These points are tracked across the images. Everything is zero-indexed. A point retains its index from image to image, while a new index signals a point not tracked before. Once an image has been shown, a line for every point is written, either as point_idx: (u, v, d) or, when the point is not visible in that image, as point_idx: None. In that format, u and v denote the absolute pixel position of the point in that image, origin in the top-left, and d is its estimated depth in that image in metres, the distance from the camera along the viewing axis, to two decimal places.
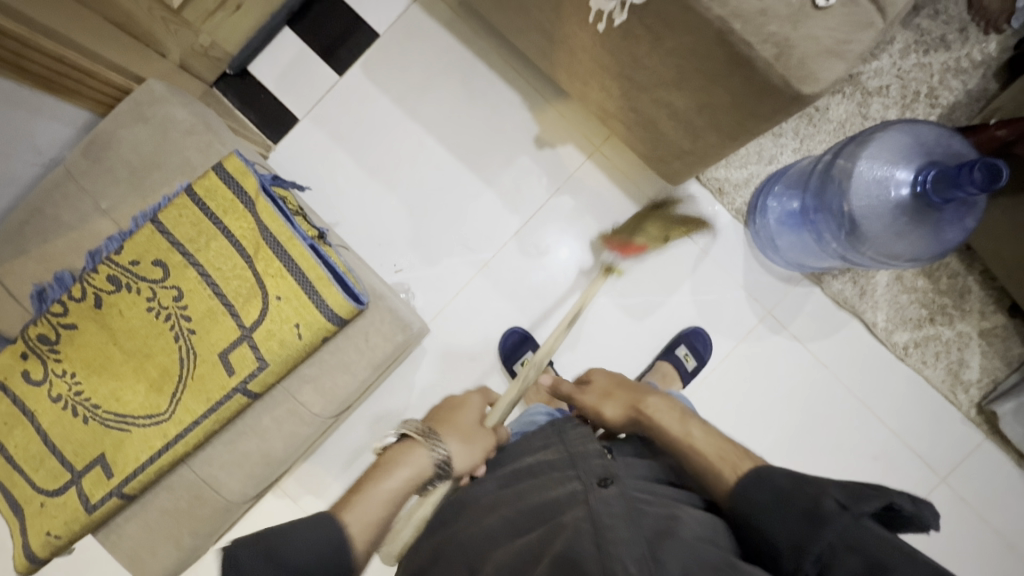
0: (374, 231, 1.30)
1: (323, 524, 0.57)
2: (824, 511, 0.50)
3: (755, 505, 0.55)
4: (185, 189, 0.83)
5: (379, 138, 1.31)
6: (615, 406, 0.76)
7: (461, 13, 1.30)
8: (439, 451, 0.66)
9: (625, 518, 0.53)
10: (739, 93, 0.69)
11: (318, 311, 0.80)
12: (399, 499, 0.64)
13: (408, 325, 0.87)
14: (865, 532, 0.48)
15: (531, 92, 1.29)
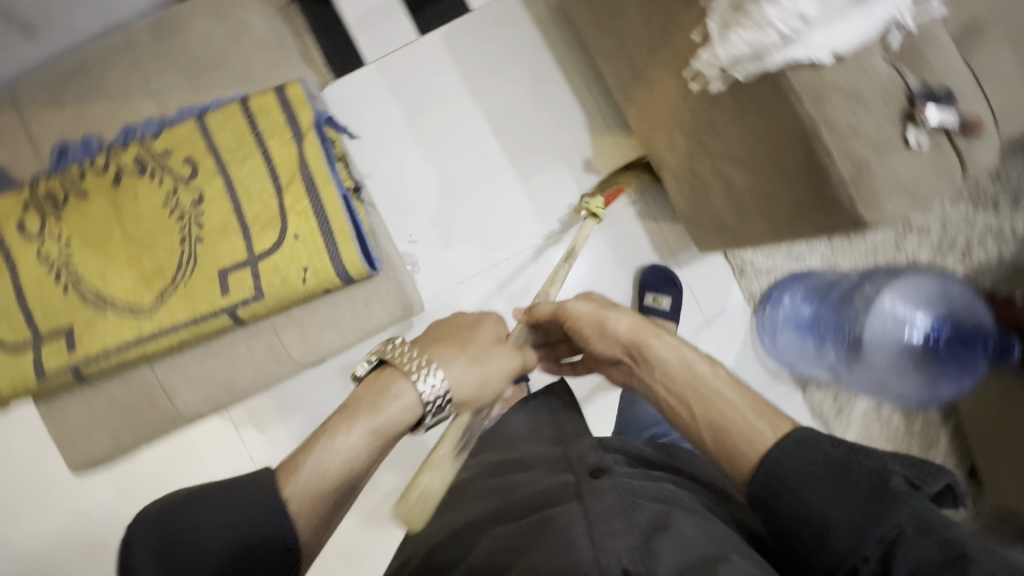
0: (401, 196, 1.29)
1: (239, 486, 0.53)
2: (889, 488, 0.51)
3: (793, 472, 0.55)
4: (239, 100, 0.81)
5: (437, 108, 1.30)
6: (626, 324, 0.73)
7: (555, 17, 1.30)
8: (422, 382, 0.61)
9: (618, 512, 0.55)
10: (802, 196, 0.69)
11: (330, 261, 0.78)
12: (351, 453, 0.58)
13: (409, 304, 0.87)
14: (928, 512, 0.49)
15: (595, 116, 1.29)
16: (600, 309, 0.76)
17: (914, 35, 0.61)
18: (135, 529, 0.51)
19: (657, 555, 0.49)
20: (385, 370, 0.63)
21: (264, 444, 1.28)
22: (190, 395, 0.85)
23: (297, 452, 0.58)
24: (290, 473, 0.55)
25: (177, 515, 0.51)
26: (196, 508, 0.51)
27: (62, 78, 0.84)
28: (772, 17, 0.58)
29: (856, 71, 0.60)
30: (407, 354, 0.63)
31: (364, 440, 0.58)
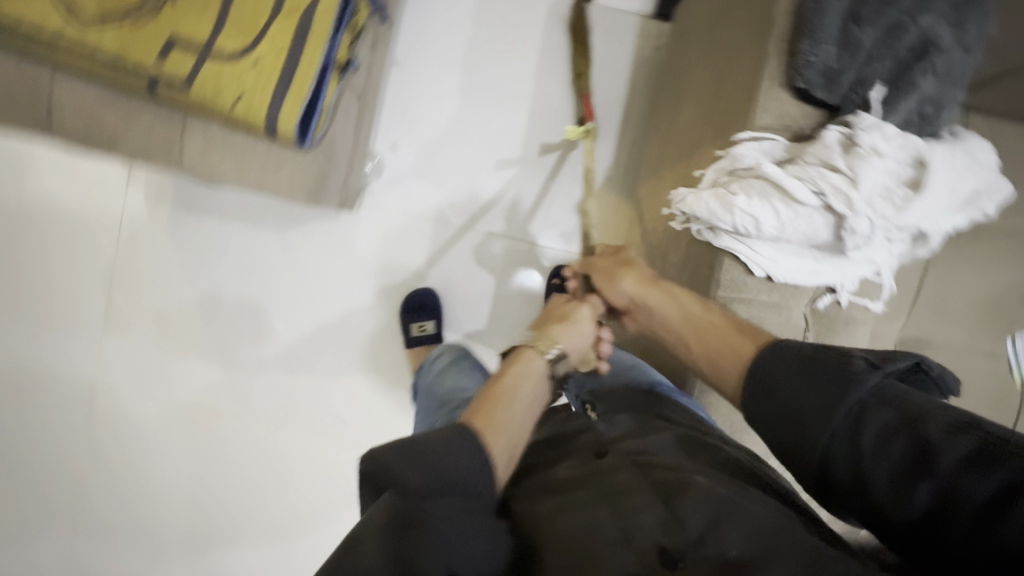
0: (413, 107, 1.29)
1: (451, 427, 0.53)
2: (852, 375, 0.51)
3: (779, 376, 0.56)
4: None
5: (496, 59, 1.29)
6: (631, 279, 0.71)
7: (650, 68, 1.28)
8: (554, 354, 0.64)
9: (637, 487, 0.55)
10: None
11: (267, 109, 0.75)
12: (524, 400, 0.59)
13: (314, 193, 0.86)
14: (885, 386, 0.50)
15: (617, 169, 1.29)
16: (609, 265, 0.76)
17: (840, 309, 0.61)
18: (382, 452, 0.50)
19: (685, 517, 0.51)
20: (522, 348, 0.65)
21: (148, 212, 1.29)
22: (72, 124, 0.82)
23: (478, 403, 0.57)
24: (479, 419, 0.55)
25: (420, 445, 0.50)
26: (432, 445, 0.51)
27: None
28: (736, 209, 0.56)
29: (771, 301, 0.61)
30: (540, 338, 0.66)
31: (531, 401, 0.60)
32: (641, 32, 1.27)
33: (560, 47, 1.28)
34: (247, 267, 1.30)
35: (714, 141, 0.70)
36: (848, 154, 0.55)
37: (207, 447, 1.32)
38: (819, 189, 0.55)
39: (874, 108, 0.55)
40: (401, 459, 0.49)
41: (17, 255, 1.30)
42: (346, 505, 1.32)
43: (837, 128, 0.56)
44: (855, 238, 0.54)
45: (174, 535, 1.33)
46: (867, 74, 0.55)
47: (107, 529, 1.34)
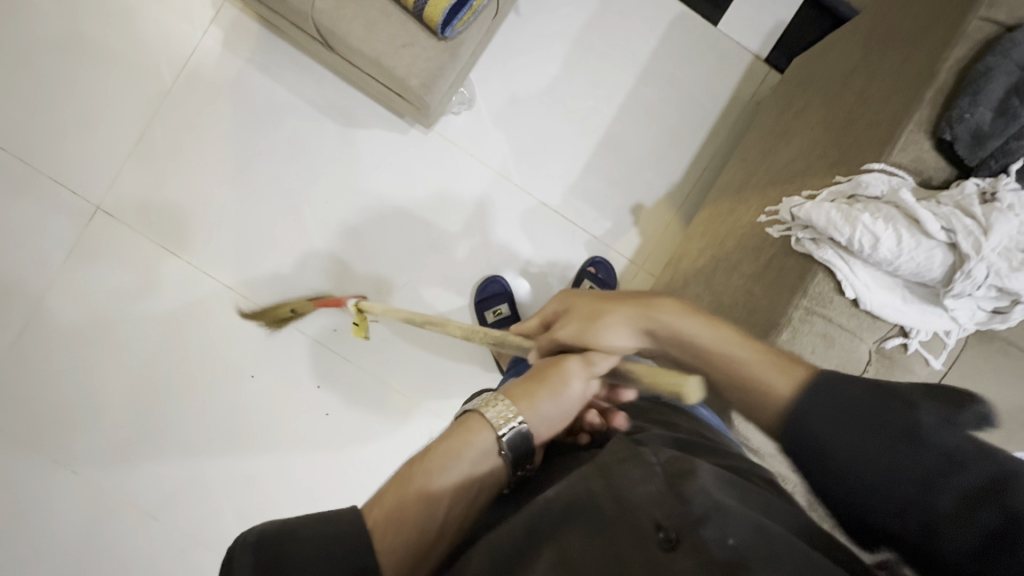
0: (515, 58, 1.29)
1: (331, 527, 0.47)
2: (919, 428, 0.45)
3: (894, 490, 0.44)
4: None
5: (609, 44, 1.31)
6: (620, 327, 0.63)
7: (744, 108, 1.32)
8: (508, 429, 0.57)
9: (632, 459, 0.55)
10: None
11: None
12: (435, 499, 0.52)
13: (428, 85, 0.82)
14: (964, 441, 0.44)
15: (684, 188, 1.32)
16: (581, 316, 0.66)
17: (906, 352, 0.69)
18: (243, 548, 0.45)
19: (691, 498, 0.49)
20: (471, 417, 0.59)
21: (222, 57, 1.24)
22: None
23: (387, 486, 0.52)
24: (377, 512, 0.49)
25: (281, 548, 0.45)
26: (298, 549, 0.45)
27: None
28: (860, 223, 0.64)
29: (847, 326, 0.68)
30: (499, 405, 0.59)
31: (453, 490, 0.53)
32: (746, 72, 1.32)
33: (673, 56, 1.31)
34: (295, 149, 1.27)
35: (832, 171, 0.73)
36: (983, 205, 0.64)
37: (186, 310, 1.25)
38: (949, 227, 0.64)
39: (1009, 176, 0.66)
40: (249, 572, 0.44)
41: (68, 49, 1.23)
42: (305, 414, 1.27)
43: (975, 182, 0.67)
44: (967, 281, 0.62)
45: (116, 387, 1.24)
46: (1013, 147, 0.66)
47: (44, 357, 1.23)
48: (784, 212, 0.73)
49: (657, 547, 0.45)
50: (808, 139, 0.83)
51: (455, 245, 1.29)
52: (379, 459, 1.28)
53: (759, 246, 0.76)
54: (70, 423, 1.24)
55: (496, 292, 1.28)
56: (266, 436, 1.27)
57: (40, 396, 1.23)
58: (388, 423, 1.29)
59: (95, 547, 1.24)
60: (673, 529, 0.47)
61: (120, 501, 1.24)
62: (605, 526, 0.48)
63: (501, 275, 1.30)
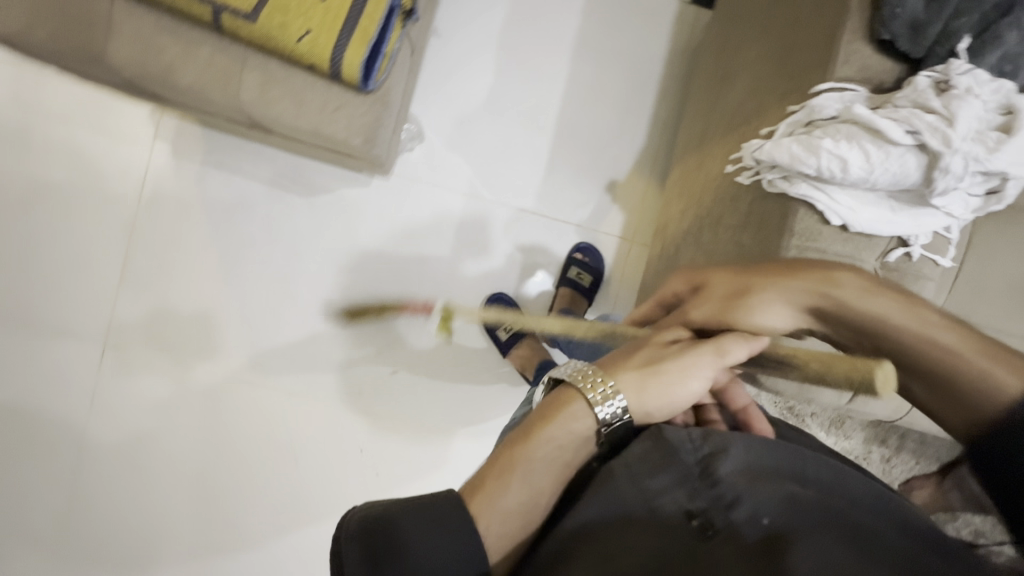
0: (450, 80, 1.29)
1: (434, 500, 0.47)
2: None
3: None
4: None
5: (537, 35, 1.30)
6: (779, 305, 0.60)
7: (687, 54, 1.30)
8: (610, 412, 0.53)
9: (666, 447, 0.53)
10: None
11: (335, 36, 0.74)
12: (538, 481, 0.50)
13: (370, 140, 0.83)
14: None
15: (650, 152, 1.31)
16: (725, 294, 0.62)
17: (911, 262, 0.67)
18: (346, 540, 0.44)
19: (722, 481, 0.50)
20: (568, 390, 0.55)
21: (175, 167, 1.26)
22: (124, 54, 0.78)
23: (485, 470, 0.50)
24: (481, 499, 0.48)
25: (388, 532, 0.44)
26: (399, 524, 0.44)
27: None
28: (824, 149, 0.62)
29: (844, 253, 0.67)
30: (591, 372, 0.56)
31: (555, 471, 0.52)
32: (679, 17, 1.30)
33: (600, 27, 1.30)
34: (270, 233, 1.28)
35: (784, 101, 0.72)
36: (941, 96, 0.62)
37: (217, 419, 1.27)
38: (913, 129, 0.61)
39: (959, 58, 0.64)
40: (356, 563, 0.43)
41: (31, 207, 1.26)
42: (358, 482, 1.29)
43: (928, 74, 0.65)
44: (948, 176, 0.60)
45: (174, 511, 1.27)
46: (954, 28, 0.63)
47: (102, 502, 1.26)
48: (751, 161, 0.71)
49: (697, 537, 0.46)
50: (752, 75, 0.82)
51: (449, 276, 1.30)
52: None
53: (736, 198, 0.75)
54: (143, 556, 1.27)
55: (500, 310, 1.28)
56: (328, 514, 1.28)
57: (108, 539, 1.26)
58: (439, 467, 1.30)
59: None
60: (706, 518, 0.47)
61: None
62: (640, 530, 0.47)
63: (503, 292, 1.30)
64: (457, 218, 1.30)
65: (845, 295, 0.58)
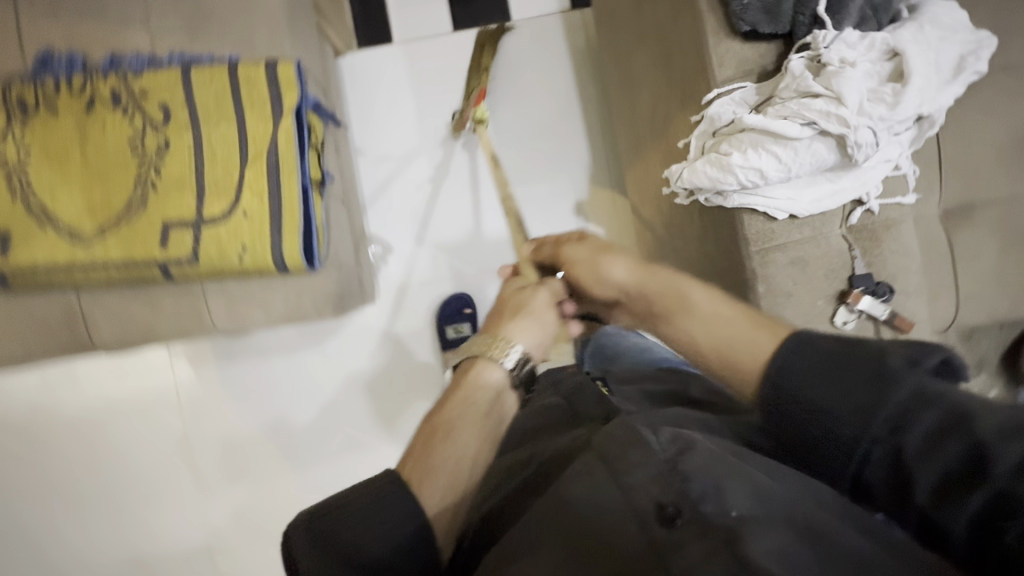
0: (391, 187, 1.32)
1: (378, 483, 0.50)
2: (891, 370, 0.44)
3: (824, 411, 0.45)
4: (230, 63, 0.81)
5: (448, 107, 1.32)
6: (616, 266, 0.70)
7: (590, 57, 1.31)
8: (512, 359, 0.62)
9: (638, 442, 0.49)
10: None
11: (267, 238, 0.79)
12: (463, 447, 0.55)
13: (341, 307, 0.90)
14: (935, 390, 0.42)
15: (600, 165, 1.32)
16: (590, 249, 0.74)
17: (873, 216, 0.67)
18: (296, 530, 0.47)
19: (690, 475, 0.45)
20: (478, 361, 0.62)
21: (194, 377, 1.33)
22: (113, 334, 0.88)
23: (414, 445, 0.56)
24: (413, 469, 0.53)
25: (336, 515, 0.47)
26: (349, 509, 0.48)
27: None
28: (736, 166, 0.63)
29: (806, 236, 0.66)
30: (490, 342, 0.64)
31: (476, 440, 0.56)
32: (567, 26, 1.31)
33: (501, 72, 1.31)
34: (281, 394, 1.29)
35: (686, 106, 0.72)
36: (820, 76, 0.62)
37: None
38: (808, 118, 0.62)
39: (825, 23, 0.64)
40: (307, 547, 0.46)
41: None
42: None
43: (799, 54, 0.64)
44: (863, 148, 0.61)
45: None
46: None
47: None
48: (680, 188, 0.71)
49: (660, 528, 0.43)
50: (655, 83, 0.80)
51: None
52: None
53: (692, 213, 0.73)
54: None
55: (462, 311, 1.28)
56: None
57: None
58: None
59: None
60: (677, 508, 0.44)
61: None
62: (614, 530, 0.44)
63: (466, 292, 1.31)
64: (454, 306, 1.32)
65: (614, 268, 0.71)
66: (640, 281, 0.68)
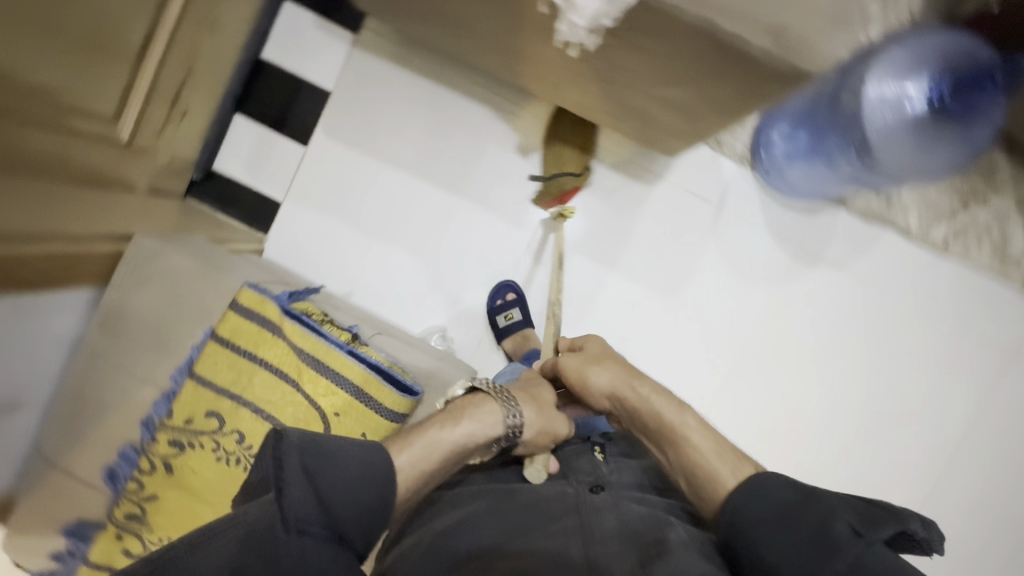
0: (395, 289, 1.33)
1: (372, 457, 0.66)
2: (833, 534, 0.62)
3: (772, 553, 0.65)
4: (211, 335, 0.82)
5: (365, 195, 1.32)
6: (601, 379, 0.90)
7: (404, 43, 1.27)
8: (513, 419, 0.80)
9: (617, 538, 0.71)
10: (729, 90, 0.71)
11: (368, 409, 0.81)
12: (436, 450, 0.74)
13: None
14: (867, 552, 0.61)
15: (501, 103, 1.29)
16: (581, 359, 0.94)
17: None
18: (286, 452, 0.60)
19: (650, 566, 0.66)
20: (483, 395, 0.83)
21: None
22: None
23: (401, 433, 0.75)
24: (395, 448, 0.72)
25: (324, 454, 0.63)
26: (335, 451, 0.63)
27: (62, 415, 0.85)
28: None
29: None
30: (501, 391, 0.83)
31: (445, 456, 0.75)
32: (367, 46, 1.27)
33: (368, 132, 1.30)
34: None
35: None
36: None
37: None
38: None
39: None
40: (295, 471, 0.59)
41: None
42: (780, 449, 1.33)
43: None
44: None
45: None
46: None
47: None
48: (583, 32, 0.68)
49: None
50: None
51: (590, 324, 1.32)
52: (822, 373, 1.32)
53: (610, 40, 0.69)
54: None
55: (508, 298, 1.30)
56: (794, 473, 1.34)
57: None
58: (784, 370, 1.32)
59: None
60: None
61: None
62: None
63: (511, 280, 1.32)
64: (534, 304, 1.32)
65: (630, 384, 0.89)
66: (621, 395, 0.88)
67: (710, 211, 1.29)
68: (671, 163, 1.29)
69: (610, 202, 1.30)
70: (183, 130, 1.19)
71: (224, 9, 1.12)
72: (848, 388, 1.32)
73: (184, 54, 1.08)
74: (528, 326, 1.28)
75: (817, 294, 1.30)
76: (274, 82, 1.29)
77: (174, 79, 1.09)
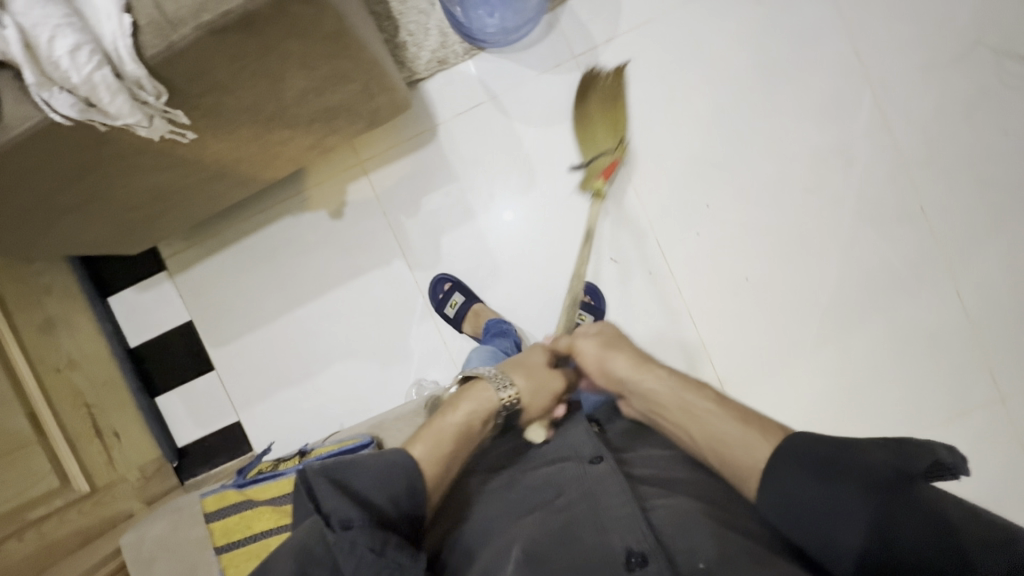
0: (363, 390, 1.39)
1: (387, 463, 0.69)
2: (885, 481, 0.60)
3: (803, 496, 0.63)
4: (218, 552, 0.92)
5: (279, 354, 1.40)
6: (621, 364, 0.86)
7: (196, 240, 1.39)
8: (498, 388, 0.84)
9: (623, 494, 0.70)
10: (306, 44, 0.77)
11: None
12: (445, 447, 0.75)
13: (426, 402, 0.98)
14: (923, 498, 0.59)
15: (289, 203, 1.37)
16: (601, 342, 0.90)
17: None
18: (314, 474, 0.64)
19: (658, 523, 0.68)
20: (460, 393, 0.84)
21: None
22: None
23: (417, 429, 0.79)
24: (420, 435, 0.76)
25: (345, 465, 0.67)
26: (364, 460, 0.67)
27: None
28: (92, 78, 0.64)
29: None
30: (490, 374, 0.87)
31: (431, 448, 0.74)
32: (180, 266, 1.40)
33: (238, 317, 1.40)
34: None
35: (102, 144, 0.77)
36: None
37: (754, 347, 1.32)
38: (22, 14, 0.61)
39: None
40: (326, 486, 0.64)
41: None
42: (727, 195, 1.31)
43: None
44: None
45: (859, 322, 1.30)
46: None
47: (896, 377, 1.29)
48: (154, 123, 0.75)
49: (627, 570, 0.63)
50: (128, 174, 0.87)
51: (506, 265, 1.35)
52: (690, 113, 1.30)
53: (202, 100, 0.77)
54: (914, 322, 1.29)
55: (446, 289, 1.34)
56: (764, 199, 1.31)
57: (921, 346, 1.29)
58: (664, 141, 1.31)
59: (959, 193, 1.28)
60: (639, 553, 0.64)
61: (921, 220, 1.29)
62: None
63: (444, 271, 1.36)
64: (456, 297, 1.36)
65: (648, 380, 0.82)
66: (637, 373, 0.83)
67: (491, 106, 1.32)
68: (430, 110, 1.33)
69: (425, 178, 1.35)
70: (129, 444, 1.32)
71: (67, 349, 1.27)
72: (727, 102, 1.30)
73: (71, 400, 1.22)
74: (476, 301, 1.33)
75: (625, 73, 1.30)
76: (155, 355, 1.43)
77: (82, 422, 1.22)
